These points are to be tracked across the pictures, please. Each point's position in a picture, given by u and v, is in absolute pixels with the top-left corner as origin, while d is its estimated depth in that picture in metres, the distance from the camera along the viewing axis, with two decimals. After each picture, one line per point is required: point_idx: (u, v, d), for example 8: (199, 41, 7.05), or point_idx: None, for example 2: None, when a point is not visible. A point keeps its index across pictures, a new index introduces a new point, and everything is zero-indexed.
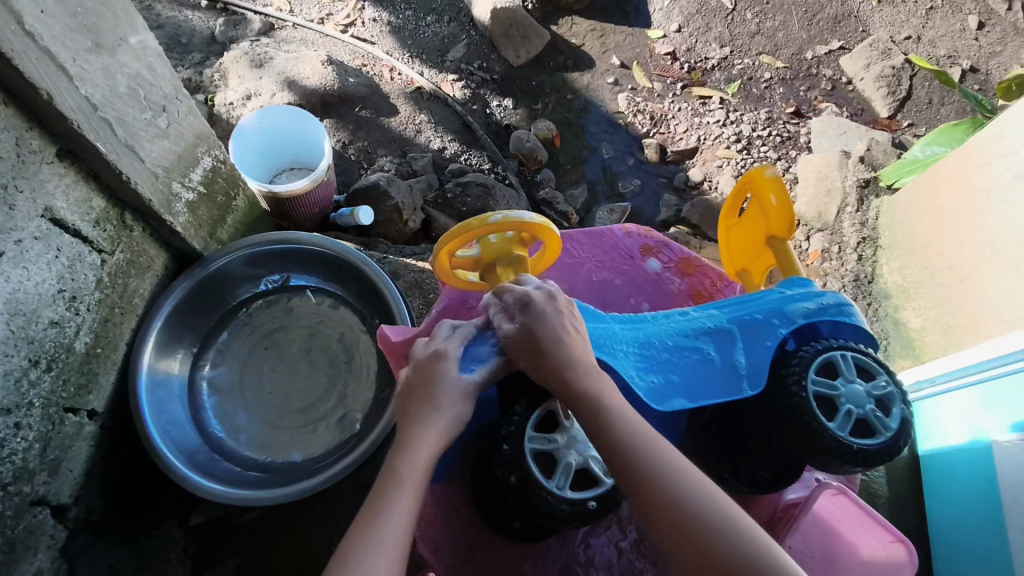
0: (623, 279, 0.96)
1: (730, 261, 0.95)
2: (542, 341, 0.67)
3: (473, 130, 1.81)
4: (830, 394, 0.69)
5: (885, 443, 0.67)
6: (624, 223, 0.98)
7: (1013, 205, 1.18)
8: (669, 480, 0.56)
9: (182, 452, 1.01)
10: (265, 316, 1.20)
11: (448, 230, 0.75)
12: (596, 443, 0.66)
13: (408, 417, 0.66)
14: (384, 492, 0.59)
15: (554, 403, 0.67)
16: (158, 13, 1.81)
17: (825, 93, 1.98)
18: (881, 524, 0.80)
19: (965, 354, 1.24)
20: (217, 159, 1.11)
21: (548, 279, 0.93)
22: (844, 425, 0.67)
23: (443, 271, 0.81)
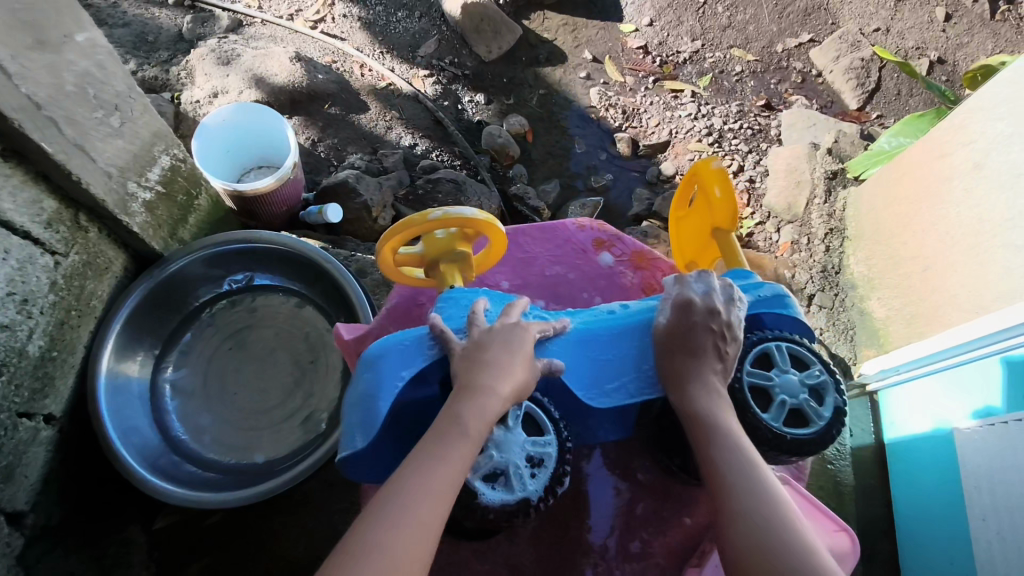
0: (577, 273, 0.95)
1: (681, 252, 0.95)
2: (678, 351, 0.71)
3: (444, 126, 1.80)
4: (765, 385, 0.72)
5: (818, 431, 0.69)
6: (577, 218, 0.99)
7: (973, 194, 1.20)
8: (749, 500, 0.58)
9: (143, 456, 1.00)
10: (229, 316, 1.19)
11: (390, 227, 0.73)
12: (511, 466, 0.66)
13: (477, 366, 0.65)
14: (445, 437, 0.59)
15: (547, 438, 0.68)
16: (123, 11, 1.78)
17: (796, 86, 1.99)
18: (825, 513, 0.82)
19: (929, 343, 1.25)
20: (176, 158, 1.10)
21: (501, 274, 0.94)
22: (778, 416, 0.70)
23: (385, 264, 0.78)
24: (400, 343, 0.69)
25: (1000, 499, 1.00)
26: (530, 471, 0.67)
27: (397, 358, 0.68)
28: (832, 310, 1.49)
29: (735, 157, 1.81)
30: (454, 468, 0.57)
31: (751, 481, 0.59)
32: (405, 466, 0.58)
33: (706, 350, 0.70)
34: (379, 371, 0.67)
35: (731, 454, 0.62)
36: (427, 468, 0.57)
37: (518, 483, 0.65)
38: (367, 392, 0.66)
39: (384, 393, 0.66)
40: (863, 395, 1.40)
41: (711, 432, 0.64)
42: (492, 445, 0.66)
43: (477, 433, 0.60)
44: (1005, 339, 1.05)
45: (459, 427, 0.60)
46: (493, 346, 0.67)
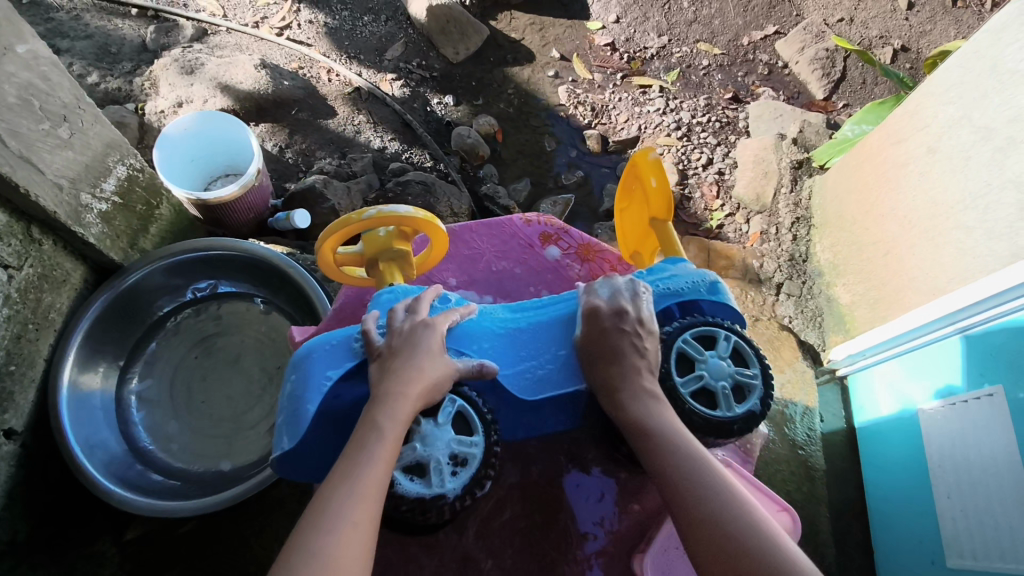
0: (524, 268, 0.96)
1: (625, 242, 0.97)
2: (598, 359, 0.71)
3: (413, 128, 1.80)
4: (694, 356, 0.73)
5: (720, 416, 0.70)
6: (523, 213, 0.99)
7: (927, 178, 1.21)
8: (707, 492, 0.59)
9: (107, 466, 0.99)
10: (194, 324, 1.18)
11: (330, 225, 0.73)
12: (432, 461, 0.65)
13: (389, 371, 0.65)
14: (363, 443, 0.59)
15: (474, 439, 0.67)
16: (86, 24, 1.78)
17: (762, 78, 2.01)
18: (767, 494, 0.82)
19: (891, 326, 1.26)
20: (132, 168, 1.11)
21: (447, 271, 0.93)
22: (687, 384, 0.71)
23: (326, 263, 0.78)
24: (327, 343, 0.71)
25: (964, 478, 1.02)
26: (451, 469, 0.66)
27: (323, 358, 0.70)
28: (800, 298, 1.50)
29: (704, 150, 1.82)
30: (376, 468, 0.58)
31: (697, 466, 0.61)
32: (329, 475, 0.58)
33: (625, 351, 0.70)
34: (307, 371, 0.69)
35: (672, 447, 0.63)
36: (350, 474, 0.57)
37: (437, 474, 0.65)
38: (296, 392, 0.68)
39: (311, 395, 0.67)
40: (834, 381, 1.41)
41: (648, 430, 0.65)
42: (417, 437, 0.65)
43: (393, 433, 0.60)
44: (960, 319, 1.08)
45: (375, 429, 0.60)
46: (401, 351, 0.66)
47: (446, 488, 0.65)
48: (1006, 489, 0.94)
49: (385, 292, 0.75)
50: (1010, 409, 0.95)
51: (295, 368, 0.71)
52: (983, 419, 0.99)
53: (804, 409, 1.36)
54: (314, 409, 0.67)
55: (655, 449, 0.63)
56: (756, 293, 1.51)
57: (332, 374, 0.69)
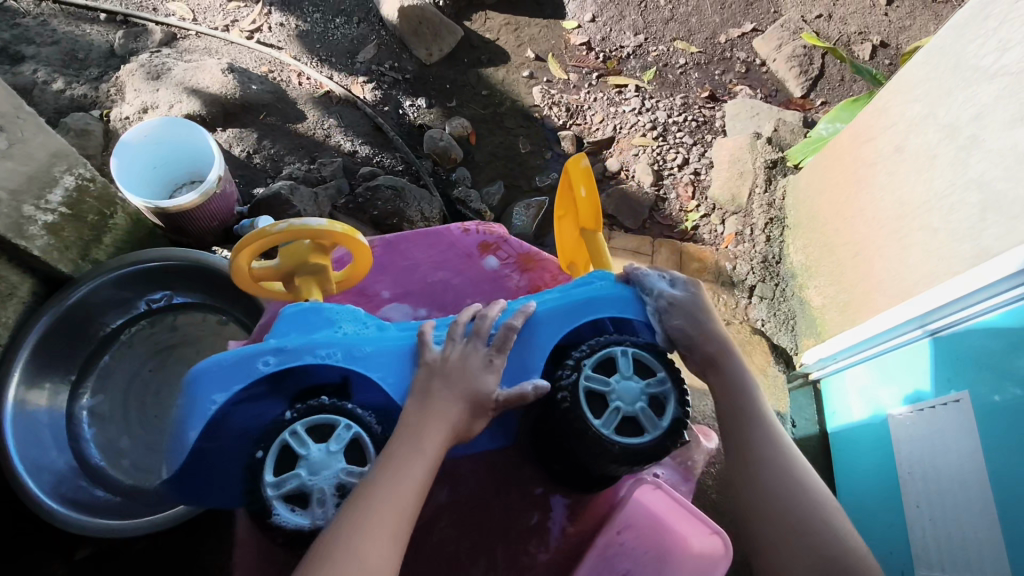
0: (461, 278, 0.95)
1: (563, 251, 0.95)
2: (694, 318, 0.78)
3: (384, 132, 1.78)
4: (603, 390, 0.66)
5: (646, 442, 0.63)
6: (462, 221, 0.95)
7: (895, 177, 1.18)
8: (791, 470, 0.70)
9: (55, 484, 0.97)
10: (147, 337, 1.16)
11: (245, 238, 0.71)
12: (315, 491, 0.59)
13: (430, 394, 0.65)
14: (405, 452, 0.60)
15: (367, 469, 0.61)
16: (53, 29, 1.76)
17: (740, 76, 1.98)
18: (697, 516, 0.73)
19: (861, 329, 1.23)
20: (82, 178, 1.07)
21: (381, 282, 0.94)
22: (609, 423, 0.64)
23: (243, 279, 0.76)
24: (217, 364, 0.67)
25: (932, 486, 0.99)
26: (337, 501, 0.60)
27: (212, 380, 0.66)
28: (772, 300, 1.49)
29: (680, 149, 1.80)
30: (413, 487, 0.58)
31: (774, 445, 0.72)
32: (374, 472, 0.58)
33: (714, 318, 0.80)
34: (195, 394, 0.67)
35: (760, 419, 0.74)
36: (393, 478, 0.58)
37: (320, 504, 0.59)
38: (184, 414, 0.67)
39: (194, 422, 0.66)
40: (806, 385, 1.38)
41: (741, 396, 0.75)
42: (304, 464, 0.60)
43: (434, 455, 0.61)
44: (930, 321, 1.05)
45: (422, 439, 0.61)
46: (446, 379, 0.67)
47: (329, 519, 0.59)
48: (974, 498, 0.91)
49: (291, 308, 0.72)
50: (977, 415, 0.93)
51: (188, 388, 0.68)
52: (951, 425, 0.97)
53: (776, 415, 1.35)
54: (196, 435, 0.66)
55: (745, 414, 0.74)
56: (728, 296, 1.49)
57: (218, 393, 0.66)
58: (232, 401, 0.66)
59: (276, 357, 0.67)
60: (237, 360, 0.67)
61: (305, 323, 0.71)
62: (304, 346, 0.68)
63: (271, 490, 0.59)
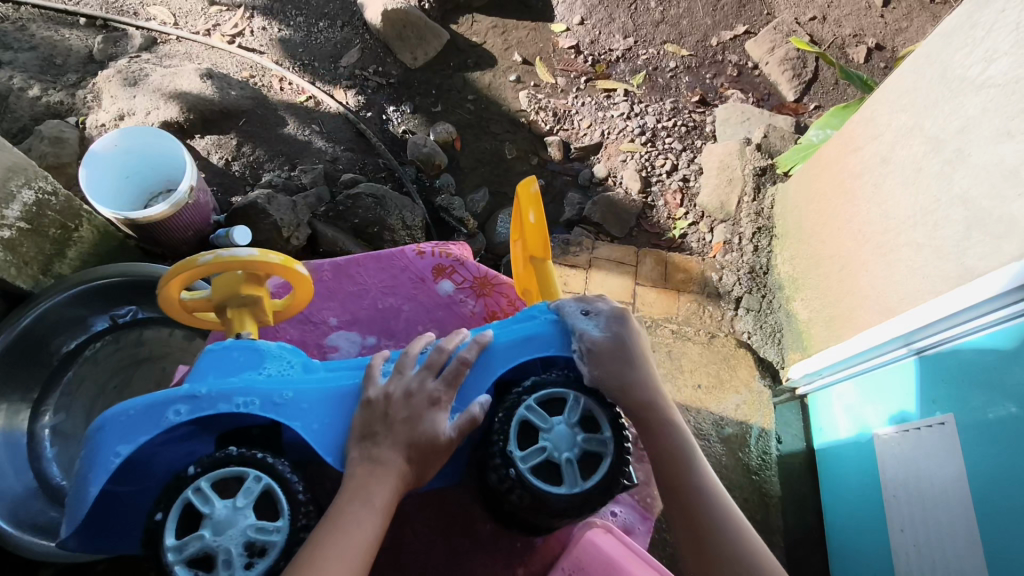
0: (412, 304, 0.93)
1: (518, 278, 0.90)
2: (611, 358, 0.71)
3: (366, 138, 1.74)
4: (541, 456, 0.63)
5: (609, 465, 0.62)
6: (416, 244, 0.96)
7: (880, 189, 1.15)
8: (704, 498, 0.68)
9: (12, 508, 0.93)
10: (112, 355, 1.12)
11: (175, 266, 0.69)
12: (219, 552, 0.54)
13: (377, 442, 0.63)
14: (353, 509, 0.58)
15: (277, 525, 0.57)
16: (31, 34, 1.74)
17: (732, 79, 1.94)
18: (646, 561, 0.69)
19: (845, 346, 1.20)
20: (42, 191, 1.06)
21: (328, 310, 0.92)
22: (569, 476, 0.62)
23: (173, 307, 0.74)
24: (124, 413, 0.61)
25: (916, 511, 0.96)
26: (244, 561, 0.55)
27: (118, 431, 0.60)
28: (759, 312, 1.46)
29: (668, 156, 1.76)
30: (363, 547, 0.57)
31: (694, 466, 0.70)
32: (320, 530, 0.56)
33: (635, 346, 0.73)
34: (97, 446, 0.60)
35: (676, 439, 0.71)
36: (340, 537, 0.56)
37: (224, 565, 0.54)
38: (84, 469, 0.60)
39: (94, 476, 0.59)
40: (793, 399, 1.35)
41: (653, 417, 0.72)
42: (208, 524, 0.56)
43: (384, 512, 0.59)
44: (915, 339, 1.02)
45: (369, 496, 0.59)
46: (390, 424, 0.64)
47: None
48: (957, 526, 0.88)
49: (218, 346, 0.70)
50: (961, 439, 0.89)
51: (90, 441, 0.62)
52: (932, 448, 0.94)
53: (760, 431, 1.31)
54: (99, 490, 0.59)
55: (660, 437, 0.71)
56: (714, 308, 1.46)
57: (124, 444, 0.60)
58: (141, 450, 0.60)
59: (188, 406, 0.62)
60: (148, 408, 0.61)
61: (226, 366, 0.68)
62: (219, 393, 0.63)
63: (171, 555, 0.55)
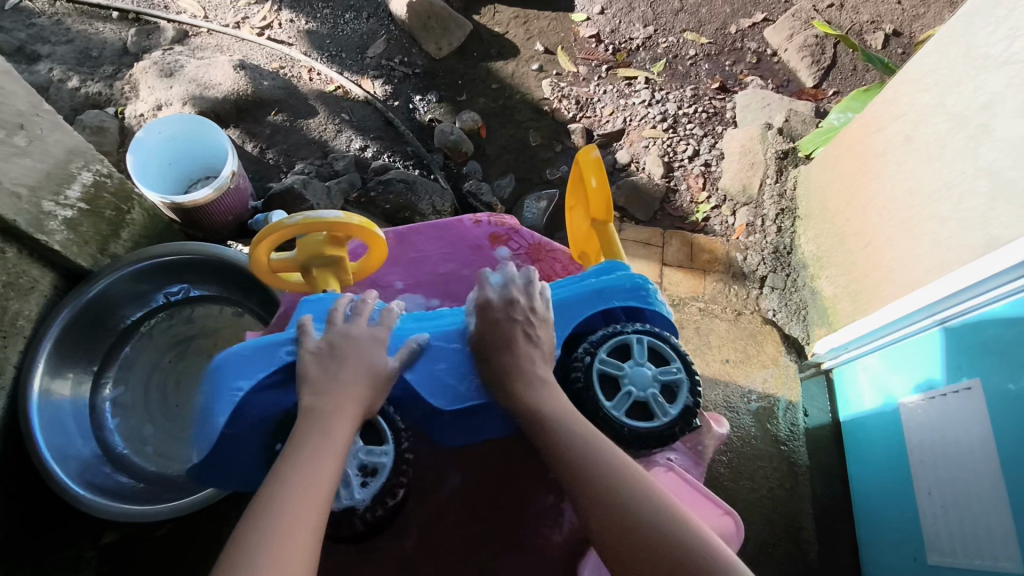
0: (471, 269, 0.98)
1: (578, 242, 0.98)
2: (494, 347, 0.75)
3: (395, 126, 1.78)
4: (615, 373, 0.75)
5: (659, 425, 0.73)
6: (473, 213, 1.01)
7: (905, 167, 1.18)
8: (602, 476, 0.63)
9: (81, 473, 0.99)
10: (166, 329, 1.19)
11: (264, 229, 0.75)
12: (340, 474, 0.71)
13: (324, 393, 0.68)
14: (310, 446, 0.63)
15: (382, 449, 0.73)
16: (68, 28, 1.79)
17: (751, 66, 1.97)
18: (711, 501, 0.79)
19: (871, 318, 1.23)
20: (99, 174, 1.10)
21: (393, 275, 0.97)
22: (620, 405, 0.74)
23: (261, 267, 0.81)
24: (239, 353, 0.73)
25: (943, 473, 0.99)
26: (361, 480, 0.72)
27: (234, 369, 0.72)
28: (784, 291, 1.49)
29: (690, 141, 1.79)
30: (325, 478, 0.61)
31: (595, 450, 0.65)
32: (280, 466, 0.60)
33: (517, 338, 0.75)
34: (216, 384, 0.71)
35: (568, 430, 0.67)
36: (302, 469, 0.60)
37: (346, 482, 0.71)
38: (207, 405, 0.71)
39: (221, 407, 0.70)
40: (818, 374, 1.39)
41: (543, 416, 0.69)
42: None
43: (341, 443, 0.64)
44: (938, 310, 1.05)
45: (326, 437, 0.64)
46: (346, 366, 0.70)
47: (359, 494, 0.71)
48: (985, 484, 0.92)
49: (314, 296, 0.79)
50: (989, 402, 0.92)
51: (208, 379, 0.73)
52: (961, 414, 0.97)
53: (788, 404, 1.35)
54: (224, 420, 0.70)
55: (552, 436, 0.67)
56: (740, 287, 1.50)
57: (245, 381, 0.71)
58: (254, 388, 0.72)
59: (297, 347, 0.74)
60: (260, 349, 0.73)
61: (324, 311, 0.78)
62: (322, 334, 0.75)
63: None
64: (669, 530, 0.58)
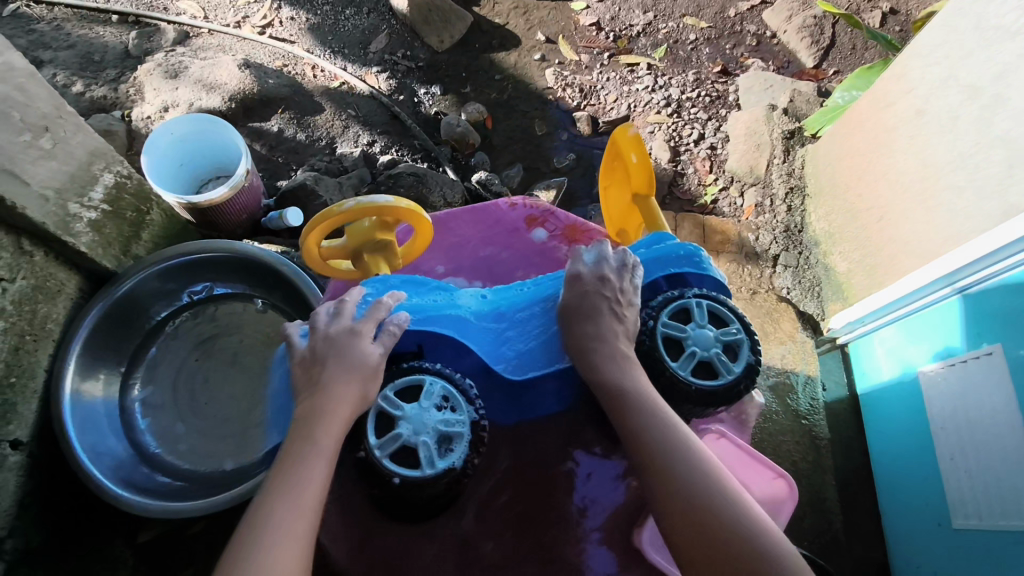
0: (509, 252, 1.04)
1: (613, 219, 1.02)
2: (578, 326, 0.77)
3: (401, 120, 1.78)
4: (679, 336, 0.78)
5: (723, 383, 0.76)
6: (508, 197, 1.04)
7: (917, 140, 1.20)
8: (682, 458, 0.64)
9: (117, 472, 1.00)
10: (192, 328, 1.18)
11: (315, 218, 0.79)
12: (436, 428, 0.72)
13: (315, 398, 0.70)
14: (301, 457, 0.65)
15: (429, 385, 0.74)
16: (68, 33, 1.78)
17: (751, 49, 1.98)
18: (762, 463, 0.88)
19: (887, 291, 1.25)
20: (120, 175, 1.10)
21: (434, 259, 1.02)
22: (685, 365, 0.76)
23: (310, 256, 0.84)
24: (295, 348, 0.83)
25: (966, 438, 1.02)
26: (448, 410, 0.73)
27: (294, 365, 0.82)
28: (797, 268, 1.51)
29: (695, 125, 1.79)
30: (314, 489, 0.63)
31: (673, 436, 0.66)
32: (275, 479, 0.63)
33: (604, 313, 0.78)
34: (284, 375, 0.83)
35: (650, 413, 0.68)
36: (292, 481, 0.63)
37: (449, 428, 0.72)
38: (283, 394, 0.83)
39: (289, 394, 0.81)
40: (834, 349, 1.41)
41: (623, 394, 0.70)
42: (411, 435, 0.71)
43: (331, 449, 0.66)
44: (958, 279, 1.07)
45: (315, 445, 0.66)
46: (330, 367, 0.72)
47: (465, 419, 0.73)
48: (1009, 446, 0.94)
49: (375, 280, 0.84)
50: (1010, 367, 0.94)
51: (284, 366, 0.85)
52: (982, 379, 0.99)
53: (806, 378, 1.37)
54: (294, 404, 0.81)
55: (633, 417, 0.68)
56: (753, 267, 1.51)
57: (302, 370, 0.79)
58: None
59: None
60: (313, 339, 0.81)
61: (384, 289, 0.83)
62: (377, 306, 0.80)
63: (430, 468, 0.69)
64: (740, 519, 0.59)
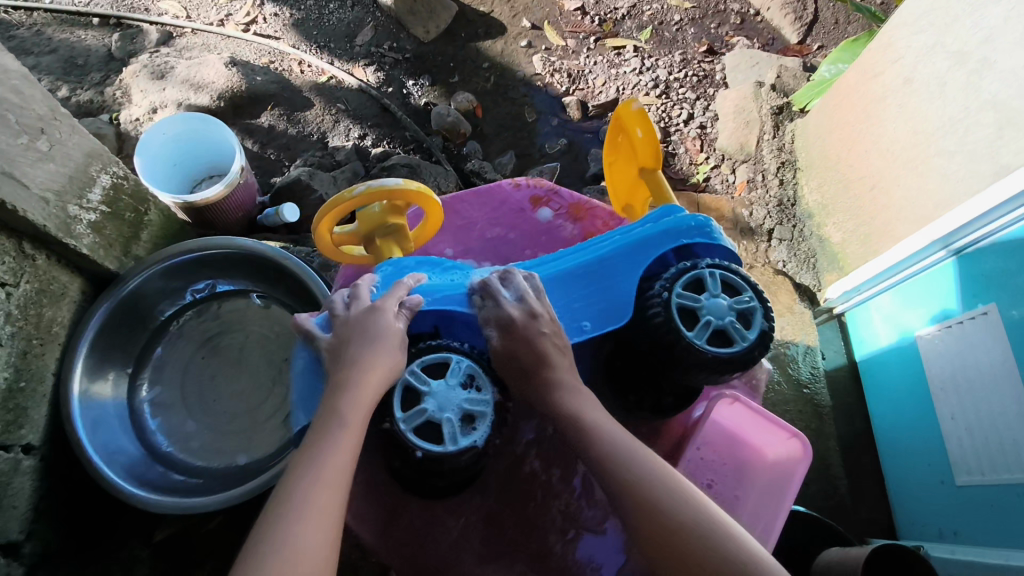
0: (517, 231, 1.05)
1: (618, 196, 1.04)
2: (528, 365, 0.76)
3: (391, 112, 1.78)
4: (693, 306, 0.80)
5: (739, 350, 0.77)
6: (512, 178, 1.06)
7: (908, 108, 1.21)
8: (645, 482, 0.65)
9: (131, 472, 1.00)
10: (196, 326, 1.19)
11: (326, 205, 0.80)
12: (464, 407, 0.74)
13: (343, 372, 0.71)
14: (326, 433, 0.65)
15: (456, 362, 0.76)
16: (49, 37, 1.76)
17: (736, 27, 2.00)
18: (777, 425, 0.90)
19: (883, 258, 1.28)
20: (117, 176, 1.10)
21: (443, 243, 1.03)
22: (701, 334, 0.78)
23: (322, 242, 0.86)
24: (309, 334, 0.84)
25: (966, 396, 1.04)
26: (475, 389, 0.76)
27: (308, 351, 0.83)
28: (792, 241, 1.54)
29: (684, 105, 1.80)
30: (339, 466, 0.62)
31: (634, 462, 0.67)
32: (301, 455, 0.63)
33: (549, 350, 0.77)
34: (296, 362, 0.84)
35: (610, 438, 0.69)
36: (318, 456, 0.63)
37: (474, 406, 0.74)
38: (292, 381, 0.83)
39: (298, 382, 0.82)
40: (832, 319, 1.43)
41: (581, 424, 0.71)
42: (437, 412, 0.73)
43: (356, 423, 0.66)
44: (953, 241, 1.09)
45: (339, 422, 0.65)
46: (357, 340, 0.73)
47: (488, 397, 0.76)
48: (1009, 400, 0.96)
49: (387, 266, 0.84)
50: (1005, 325, 0.97)
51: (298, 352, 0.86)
52: (978, 337, 1.02)
53: (806, 348, 1.39)
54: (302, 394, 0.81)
55: (595, 445, 0.69)
56: (749, 242, 1.53)
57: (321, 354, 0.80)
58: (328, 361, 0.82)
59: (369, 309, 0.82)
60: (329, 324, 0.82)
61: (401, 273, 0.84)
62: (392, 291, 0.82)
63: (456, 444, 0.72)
64: (708, 534, 0.60)
